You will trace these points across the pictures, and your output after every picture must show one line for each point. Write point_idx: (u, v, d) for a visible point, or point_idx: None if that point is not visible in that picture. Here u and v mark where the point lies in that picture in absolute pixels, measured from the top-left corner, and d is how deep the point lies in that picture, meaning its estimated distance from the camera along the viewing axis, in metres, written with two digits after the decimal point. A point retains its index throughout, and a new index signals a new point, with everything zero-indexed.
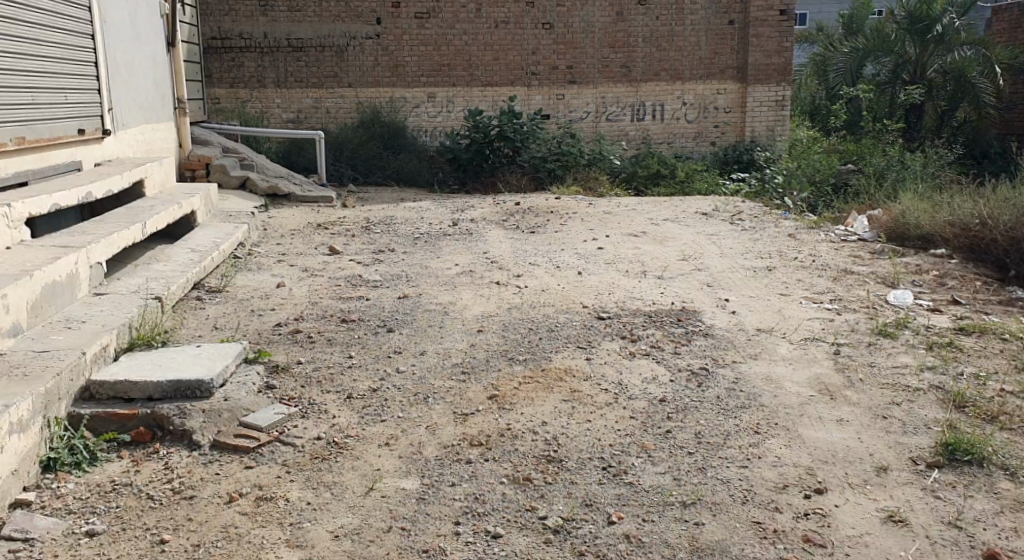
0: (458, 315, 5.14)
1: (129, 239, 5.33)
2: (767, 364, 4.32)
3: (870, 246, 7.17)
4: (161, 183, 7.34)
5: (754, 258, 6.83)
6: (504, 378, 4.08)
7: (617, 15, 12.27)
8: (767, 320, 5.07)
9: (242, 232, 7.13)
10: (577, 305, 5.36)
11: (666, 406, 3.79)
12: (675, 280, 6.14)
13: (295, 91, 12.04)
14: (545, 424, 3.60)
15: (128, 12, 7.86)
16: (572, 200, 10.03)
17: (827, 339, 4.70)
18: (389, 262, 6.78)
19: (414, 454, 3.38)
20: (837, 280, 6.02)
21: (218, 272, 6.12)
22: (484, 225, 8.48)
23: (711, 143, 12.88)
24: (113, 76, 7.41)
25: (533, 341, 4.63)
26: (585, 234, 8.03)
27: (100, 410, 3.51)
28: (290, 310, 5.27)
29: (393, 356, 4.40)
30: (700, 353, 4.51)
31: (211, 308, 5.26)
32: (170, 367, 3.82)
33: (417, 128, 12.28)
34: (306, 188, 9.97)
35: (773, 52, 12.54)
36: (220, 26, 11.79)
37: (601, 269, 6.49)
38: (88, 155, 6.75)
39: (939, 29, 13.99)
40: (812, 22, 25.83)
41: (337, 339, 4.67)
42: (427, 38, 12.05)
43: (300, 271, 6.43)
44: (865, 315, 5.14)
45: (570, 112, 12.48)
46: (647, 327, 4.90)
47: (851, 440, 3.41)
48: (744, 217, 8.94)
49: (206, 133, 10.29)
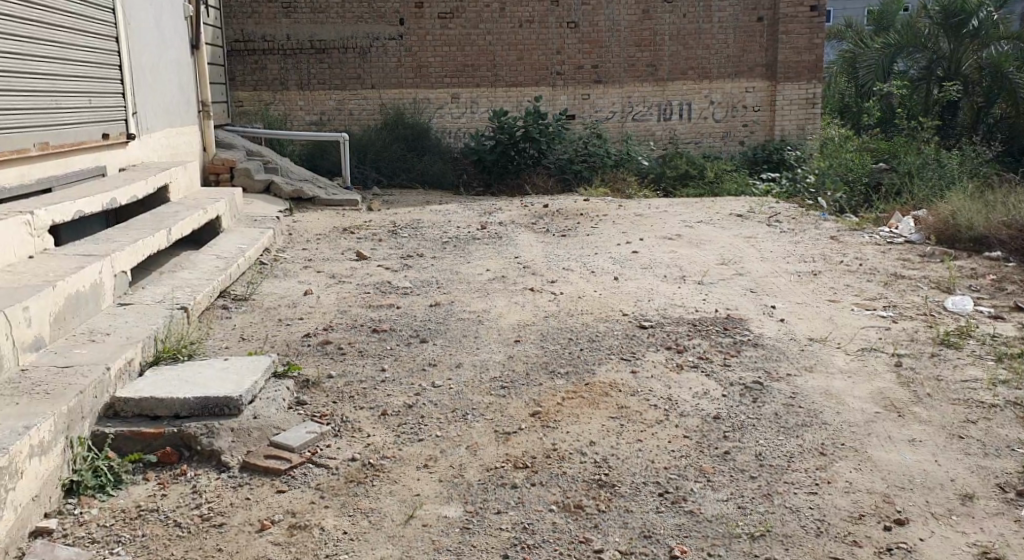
0: (493, 324, 4.93)
1: (153, 247, 5.15)
2: (824, 377, 4.08)
3: (918, 249, 6.89)
4: (186, 187, 7.16)
5: (797, 262, 6.57)
6: (546, 394, 3.85)
7: (643, 13, 12.00)
8: (820, 329, 4.82)
9: (267, 238, 6.95)
10: (616, 314, 5.12)
11: (722, 425, 3.55)
12: (717, 286, 5.89)
13: (318, 93, 11.86)
14: (594, 444, 3.38)
15: (152, 15, 7.70)
16: (601, 202, 9.80)
17: (885, 350, 4.44)
18: (419, 267, 6.56)
19: (456, 478, 3.17)
20: (887, 285, 5.75)
21: (243, 279, 5.94)
22: (513, 228, 8.27)
23: (739, 142, 12.60)
24: (137, 80, 7.24)
25: (574, 352, 4.39)
26: (617, 237, 7.80)
27: (124, 429, 3.31)
28: (319, 320, 5.07)
29: (429, 369, 4.18)
30: (752, 365, 4.25)
31: (237, 318, 5.07)
32: (197, 382, 3.61)
33: (441, 129, 12.08)
34: (330, 192, 9.80)
35: (803, 50, 12.25)
36: (243, 28, 11.65)
37: (637, 274, 6.25)
38: (112, 161, 6.59)
39: (975, 24, 13.54)
40: (840, 17, 25.41)
41: (367, 351, 4.45)
42: (451, 38, 11.85)
43: (328, 278, 6.24)
44: (923, 323, 4.87)
45: (595, 112, 12.25)
46: (692, 337, 4.66)
47: (928, 463, 3.24)
48: (781, 219, 8.67)
49: (230, 136, 10.13)
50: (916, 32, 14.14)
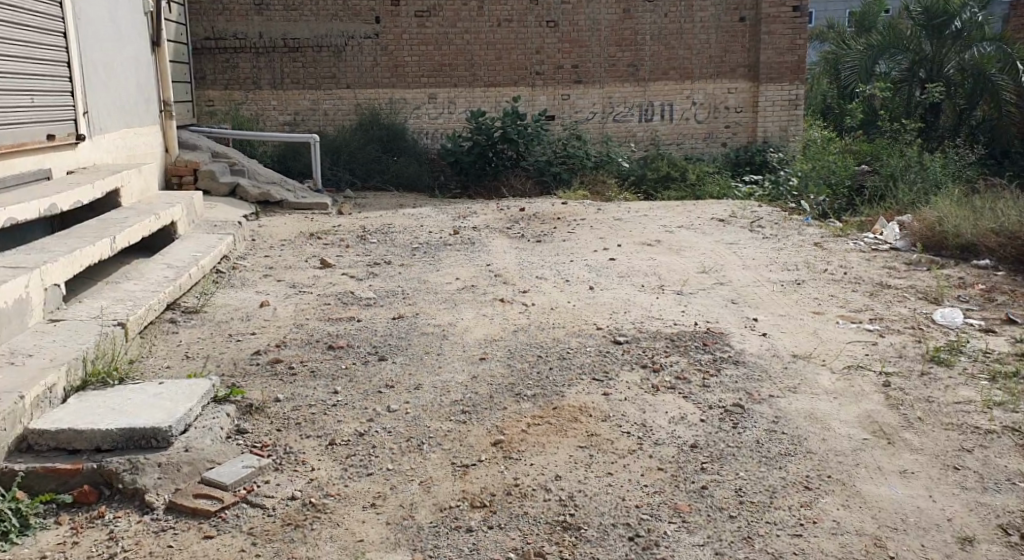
0: (457, 339, 4.63)
1: (95, 256, 4.82)
2: (809, 399, 3.80)
3: (905, 256, 6.63)
4: (140, 191, 6.81)
5: (780, 269, 6.31)
6: (510, 419, 3.55)
7: (624, 13, 11.73)
8: (803, 344, 4.54)
9: (226, 244, 6.62)
10: (590, 327, 4.82)
11: (699, 454, 3.26)
12: (697, 297, 5.61)
13: (292, 93, 11.52)
14: (559, 479, 3.08)
15: (106, 9, 7.34)
16: (579, 205, 9.51)
17: (873, 368, 4.15)
18: (385, 276, 6.25)
19: (405, 521, 2.88)
20: (874, 296, 5.47)
21: (197, 289, 5.60)
22: (487, 233, 7.96)
23: (722, 144, 12.32)
24: (88, 78, 6.88)
25: (542, 372, 4.09)
26: (595, 243, 7.52)
27: (36, 466, 3.05)
28: (273, 335, 4.74)
29: (385, 392, 3.87)
30: (732, 386, 3.97)
31: (184, 333, 4.75)
32: (125, 410, 3.34)
33: (417, 130, 11.76)
34: (299, 195, 9.48)
35: (785, 50, 12.01)
36: (214, 26, 11.29)
37: (614, 284, 5.96)
38: (60, 163, 6.25)
39: (957, 25, 13.32)
40: (821, 19, 25.33)
41: (320, 371, 4.13)
42: (427, 36, 11.53)
43: (287, 287, 5.92)
44: (912, 337, 4.59)
45: (575, 113, 11.95)
46: (669, 354, 4.37)
47: (921, 499, 2.98)
48: (763, 224, 8.40)
49: (195, 137, 9.77)
50: (898, 34, 13.85)
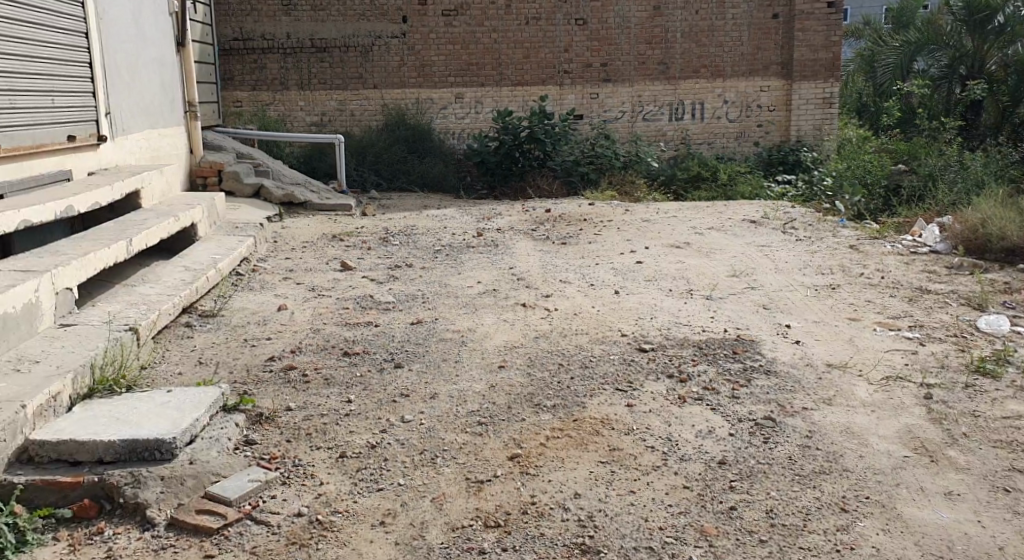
0: (476, 346, 4.49)
1: (111, 259, 4.74)
2: (845, 412, 3.61)
3: (945, 260, 6.40)
4: (161, 192, 6.73)
5: (814, 273, 6.11)
6: (528, 432, 3.40)
7: (653, 10, 11.53)
8: (839, 353, 4.34)
9: (247, 246, 6.52)
10: (614, 334, 4.65)
11: (727, 472, 3.09)
12: (726, 301, 5.42)
13: (319, 94, 11.44)
14: (578, 497, 2.93)
15: (129, 10, 7.27)
16: (606, 206, 9.34)
17: (913, 379, 3.94)
18: (405, 279, 6.12)
19: (415, 541, 2.76)
20: (912, 302, 5.26)
21: (215, 292, 5.51)
22: (512, 235, 7.81)
23: (754, 144, 12.07)
24: (111, 78, 6.81)
25: (563, 381, 3.94)
26: (623, 246, 7.34)
27: (35, 478, 2.94)
28: (289, 340, 4.63)
29: (399, 401, 3.73)
30: (763, 398, 3.79)
31: (199, 337, 4.65)
32: (129, 419, 3.22)
33: (444, 130, 11.64)
34: (324, 196, 9.41)
35: (819, 47, 11.75)
36: (242, 26, 11.25)
37: (641, 288, 5.79)
38: (81, 165, 6.19)
39: (1000, 20, 12.87)
40: (857, 18, 24.95)
41: (334, 378, 4.00)
42: (455, 36, 11.41)
43: (306, 290, 5.81)
44: (954, 346, 4.38)
45: (604, 112, 11.76)
46: (697, 363, 4.20)
47: (968, 525, 2.78)
48: (796, 226, 8.19)
49: (220, 138, 9.71)
50: (937, 29, 13.55)
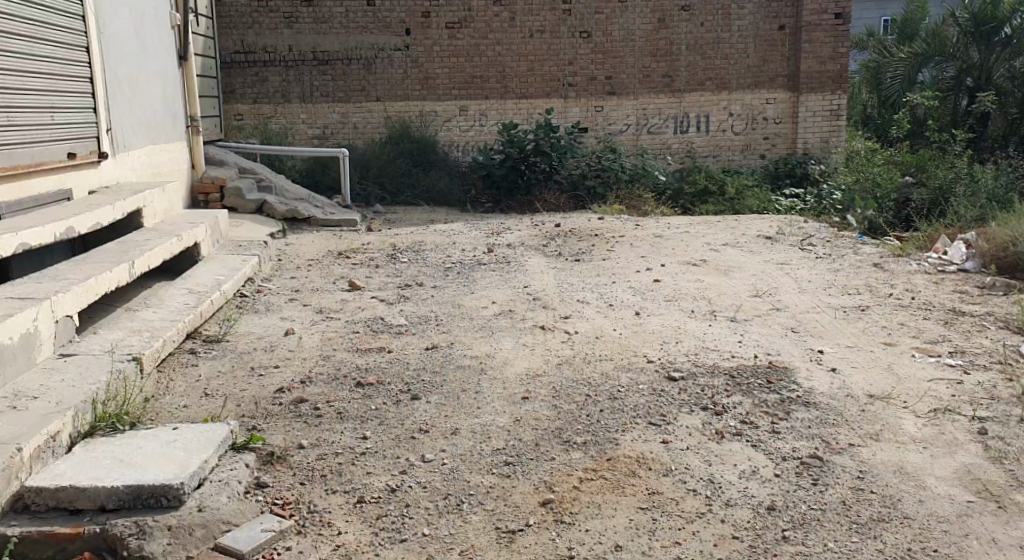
0: (496, 374, 4.26)
1: (112, 282, 4.51)
2: (895, 449, 3.41)
3: (975, 279, 6.19)
4: (163, 210, 6.52)
5: (840, 293, 5.89)
6: (559, 473, 3.21)
7: (659, 22, 11.35)
8: (879, 383, 4.11)
9: (252, 266, 6.31)
10: (640, 360, 4.43)
11: (778, 519, 2.94)
12: (752, 324, 5.19)
13: (321, 106, 11.24)
14: (620, 550, 2.79)
15: (131, 23, 7.07)
16: (616, 221, 9.12)
17: (963, 412, 3.76)
18: (416, 300, 5.90)
19: None
20: (948, 326, 5.04)
21: (220, 315, 5.28)
22: (522, 251, 7.59)
23: (760, 156, 11.85)
24: (112, 93, 6.61)
25: (592, 415, 3.71)
26: (637, 263, 7.12)
27: (30, 530, 2.72)
28: (298, 368, 4.39)
29: (419, 438, 3.52)
30: (805, 432, 3.57)
31: (205, 365, 4.42)
32: (133, 461, 2.99)
33: (448, 143, 11.43)
34: (328, 211, 9.20)
35: (827, 59, 11.53)
36: (243, 39, 11.06)
37: (661, 309, 5.57)
38: (81, 183, 5.97)
39: (1007, 32, 12.57)
40: (860, 29, 24.77)
41: (348, 412, 3.77)
42: (459, 48, 11.22)
43: (314, 313, 5.59)
44: (1001, 376, 4.17)
45: (609, 125, 11.56)
46: (731, 393, 3.96)
47: None
48: (814, 242, 7.97)
49: (222, 152, 9.50)
50: (943, 42, 13.18)
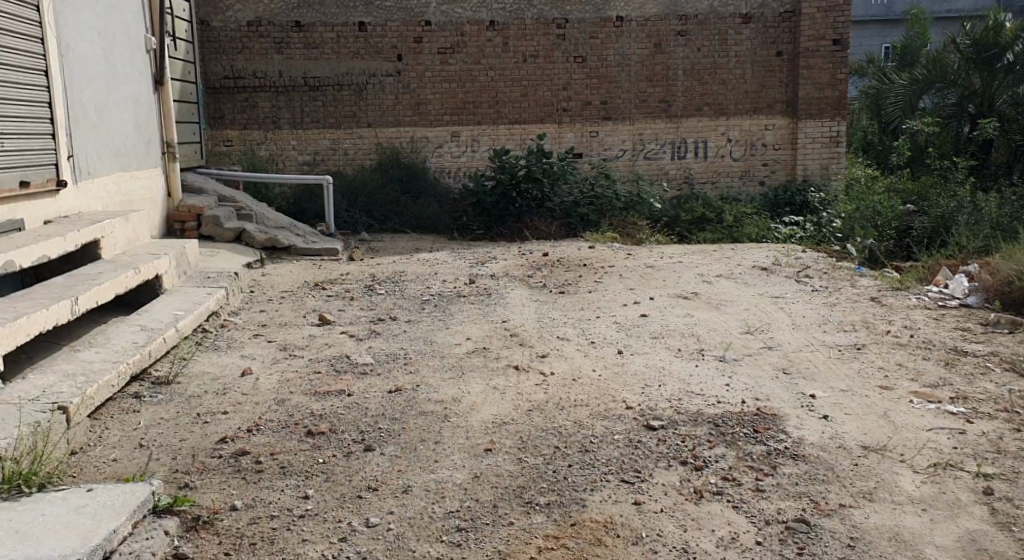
0: (461, 421, 3.93)
1: (49, 320, 4.19)
2: (891, 511, 3.13)
3: (979, 315, 5.88)
4: (126, 240, 6.20)
5: (836, 330, 5.57)
6: (517, 543, 2.94)
7: (655, 47, 11.10)
8: (874, 432, 3.77)
9: (217, 298, 5.98)
10: (618, 406, 4.08)
11: None
12: (742, 365, 4.85)
13: (311, 132, 10.97)
14: None
15: (99, 47, 6.79)
16: (608, 250, 8.82)
17: (967, 467, 3.43)
18: (388, 336, 5.59)
19: None
20: (950, 367, 4.71)
21: (173, 354, 4.96)
22: (506, 283, 7.29)
23: (759, 183, 11.52)
24: (74, 118, 6.32)
25: (558, 470, 3.38)
26: (626, 295, 6.81)
27: None
28: (248, 415, 4.05)
29: (367, 497, 3.20)
30: (793, 490, 3.25)
31: (147, 412, 4.09)
32: (29, 531, 2.67)
33: (439, 169, 11.15)
34: (309, 239, 8.91)
35: (826, 85, 11.23)
36: (233, 64, 10.82)
37: (647, 347, 5.22)
38: (36, 213, 5.68)
39: (1010, 58, 12.27)
40: (859, 53, 24.51)
41: (291, 467, 3.43)
42: (451, 73, 10.97)
43: (276, 350, 5.27)
44: (1008, 425, 3.85)
45: (604, 151, 11.27)
46: (714, 445, 3.62)
47: None
48: (811, 273, 7.65)
49: (201, 179, 9.22)
50: (944, 66, 12.79)
